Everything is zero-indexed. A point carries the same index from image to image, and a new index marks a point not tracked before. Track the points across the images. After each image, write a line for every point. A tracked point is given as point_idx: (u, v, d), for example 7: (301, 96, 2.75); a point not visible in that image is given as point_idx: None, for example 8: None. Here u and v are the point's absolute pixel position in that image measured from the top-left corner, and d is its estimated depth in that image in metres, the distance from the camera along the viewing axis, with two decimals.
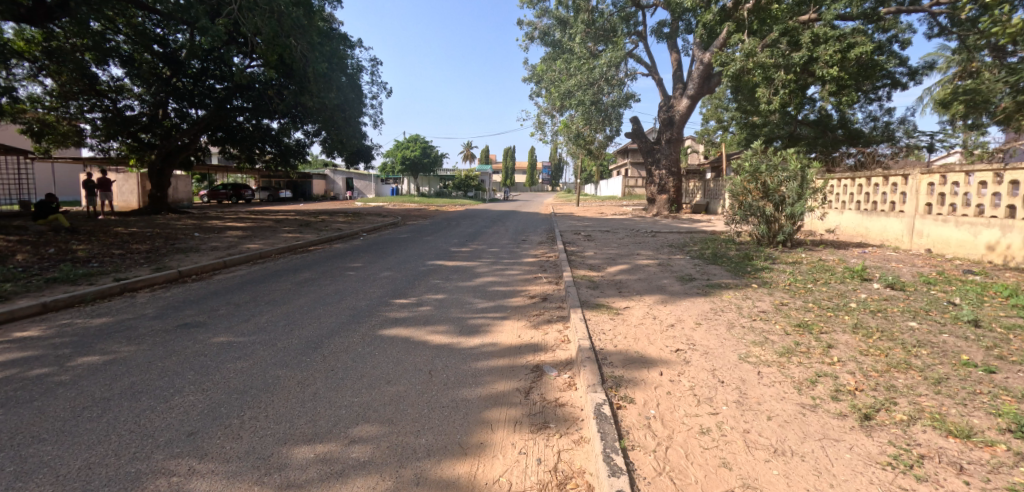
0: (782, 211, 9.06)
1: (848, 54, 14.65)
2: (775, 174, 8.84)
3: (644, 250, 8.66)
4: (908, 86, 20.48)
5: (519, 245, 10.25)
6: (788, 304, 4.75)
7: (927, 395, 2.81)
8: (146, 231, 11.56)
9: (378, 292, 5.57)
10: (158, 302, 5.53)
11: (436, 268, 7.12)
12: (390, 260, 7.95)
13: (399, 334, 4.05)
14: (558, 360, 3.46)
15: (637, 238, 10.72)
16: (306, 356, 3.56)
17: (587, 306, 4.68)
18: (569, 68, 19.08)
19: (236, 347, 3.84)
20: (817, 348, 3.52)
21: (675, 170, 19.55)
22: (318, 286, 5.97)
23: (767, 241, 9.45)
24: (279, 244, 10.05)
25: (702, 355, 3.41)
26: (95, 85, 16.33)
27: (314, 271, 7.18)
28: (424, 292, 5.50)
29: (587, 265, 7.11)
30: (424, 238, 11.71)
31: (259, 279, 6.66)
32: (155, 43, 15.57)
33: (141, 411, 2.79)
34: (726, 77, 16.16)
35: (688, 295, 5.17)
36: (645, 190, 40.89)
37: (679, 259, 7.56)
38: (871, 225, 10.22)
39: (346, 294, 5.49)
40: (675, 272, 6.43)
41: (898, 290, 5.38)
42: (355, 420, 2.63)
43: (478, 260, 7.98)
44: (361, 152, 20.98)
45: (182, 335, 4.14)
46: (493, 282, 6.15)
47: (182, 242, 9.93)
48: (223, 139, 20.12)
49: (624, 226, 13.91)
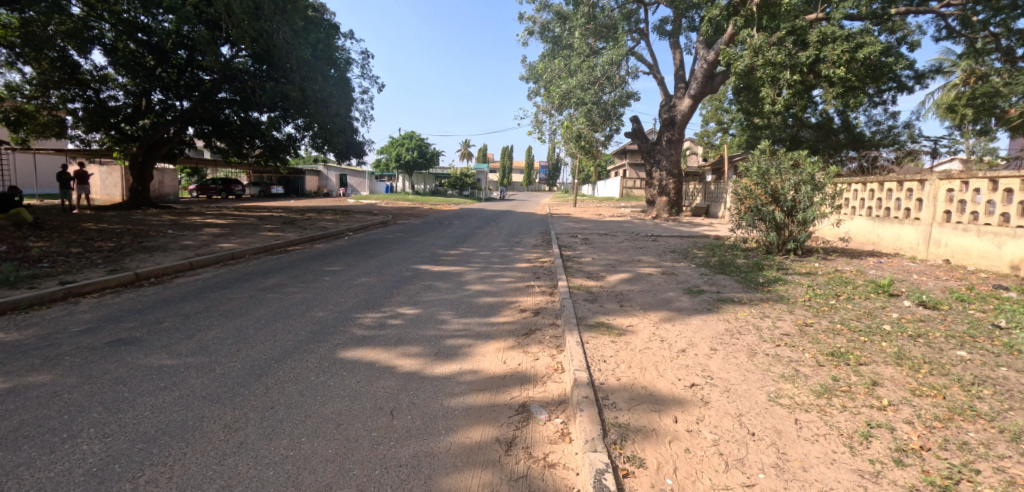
0: (792, 218, 8.47)
1: (856, 55, 14.15)
2: (786, 178, 8.29)
3: (646, 257, 8.05)
4: (913, 90, 20.01)
5: (513, 248, 9.63)
6: (813, 325, 4.15)
7: (1013, 458, 2.20)
8: (119, 227, 10.90)
9: (350, 303, 4.96)
10: (102, 311, 4.89)
11: (419, 274, 6.48)
12: (372, 263, 7.32)
13: (363, 358, 3.43)
14: (549, 397, 2.87)
15: (638, 243, 10.09)
16: (244, 387, 2.94)
17: (584, 325, 4.07)
18: (568, 65, 18.54)
19: (165, 373, 3.20)
20: (860, 387, 2.93)
21: (676, 172, 18.95)
22: (284, 294, 5.34)
23: (777, 249, 8.89)
24: (255, 243, 9.40)
25: (723, 393, 2.83)
26: (77, 75, 15.28)
27: (285, 274, 6.52)
28: (402, 304, 4.88)
29: (585, 273, 6.49)
30: (413, 239, 11.05)
31: (222, 284, 6.02)
32: (139, 32, 14.52)
33: (13, 466, 2.17)
34: (734, 75, 15.41)
35: (699, 312, 4.56)
36: (643, 192, 40.36)
37: (684, 268, 6.94)
38: (883, 232, 9.69)
39: (313, 304, 4.87)
40: (682, 283, 5.83)
41: (932, 309, 4.78)
42: (283, 487, 2.01)
43: (466, 264, 7.36)
44: (352, 147, 20.32)
45: (109, 356, 3.50)
46: (481, 291, 5.55)
47: (151, 240, 9.25)
48: (210, 133, 19.51)
49: (624, 229, 13.32)
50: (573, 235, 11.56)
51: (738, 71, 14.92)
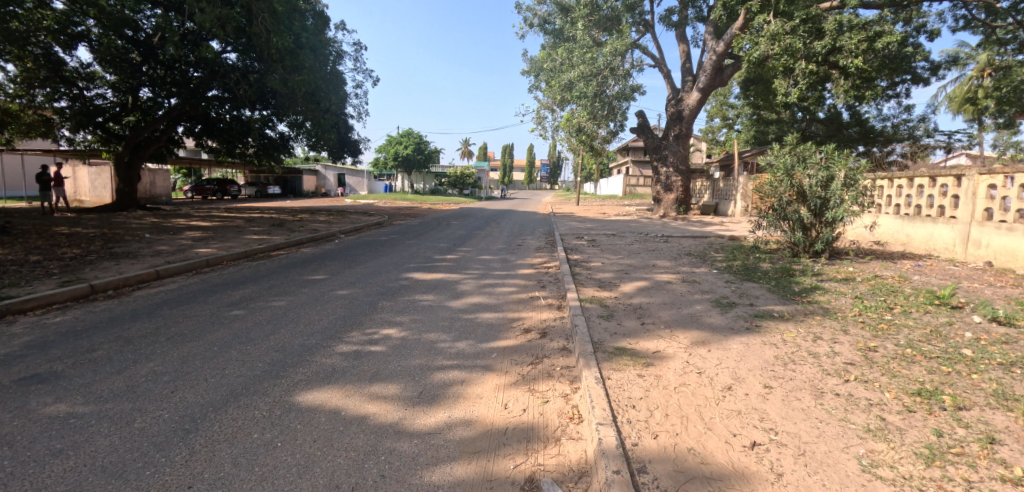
0: (819, 217, 7.75)
1: (874, 44, 13.64)
2: (813, 173, 7.59)
3: (661, 261, 7.30)
4: (929, 82, 19.23)
5: (515, 251, 8.89)
6: (879, 352, 3.40)
7: None
8: (95, 231, 10.23)
9: (325, 322, 4.24)
10: (35, 332, 4.19)
11: (410, 284, 5.73)
12: (359, 271, 6.60)
13: (326, 403, 2.72)
14: (564, 466, 2.15)
15: (649, 245, 9.34)
16: (164, 453, 2.24)
17: (602, 353, 3.34)
18: (570, 58, 17.79)
19: (67, 429, 2.49)
20: (977, 447, 2.20)
21: (684, 168, 18.15)
22: (250, 311, 4.62)
23: (803, 252, 8.12)
24: (235, 248, 8.66)
25: (796, 459, 2.12)
26: (63, 72, 14.54)
27: (259, 285, 5.81)
28: (385, 323, 4.15)
29: (595, 282, 5.76)
30: (407, 242, 10.33)
31: (184, 297, 5.30)
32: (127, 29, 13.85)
33: None
34: (748, 63, 14.53)
35: (738, 332, 3.81)
36: (647, 189, 39.61)
37: (706, 274, 6.20)
38: (913, 231, 8.94)
39: (281, 325, 4.15)
40: (707, 294, 5.09)
41: (1011, 327, 4.01)
42: None
43: (463, 271, 6.63)
44: (347, 146, 19.60)
45: (9, 401, 2.80)
46: (478, 305, 4.82)
47: (123, 246, 8.53)
48: (201, 134, 18.94)
49: (632, 229, 12.59)
50: (578, 236, 10.86)
51: (753, 59, 14.01)
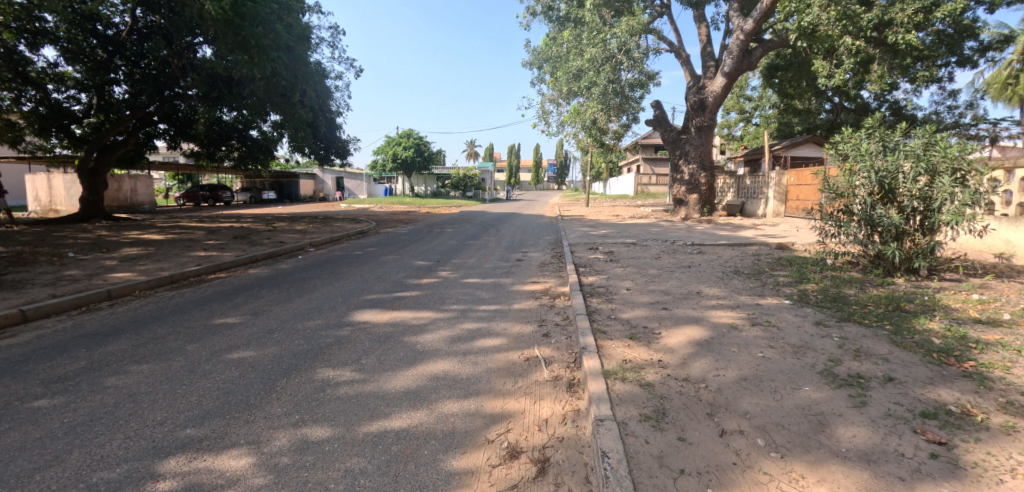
0: (914, 221, 5.79)
1: (929, 17, 11.78)
2: (911, 164, 5.63)
3: (707, 286, 5.38)
4: (977, 65, 17.09)
5: (513, 269, 7.09)
6: None
7: None
8: (13, 249, 8.52)
9: (164, 431, 2.44)
10: None
11: (352, 334, 3.93)
12: (296, 307, 4.86)
13: None
14: None
15: (681, 258, 7.45)
16: None
17: None
18: (579, 43, 15.92)
19: None
20: None
21: (708, 164, 15.99)
22: (66, 401, 2.82)
23: (892, 268, 6.05)
24: (161, 271, 6.90)
25: None
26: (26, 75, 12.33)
27: (138, 337, 4.04)
28: (258, 438, 2.33)
29: (624, 329, 3.86)
30: (384, 257, 8.54)
31: (9, 361, 3.56)
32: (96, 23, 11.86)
33: None
34: (795, 32, 11.69)
35: (925, 472, 1.93)
36: (658, 189, 37.74)
37: (782, 312, 4.27)
38: (1017, 236, 6.75)
39: (82, 441, 2.37)
40: (807, 356, 3.17)
41: None
42: None
43: (435, 308, 4.78)
44: (334, 146, 17.94)
45: None
46: (437, 383, 2.97)
47: (20, 271, 6.78)
48: (178, 135, 17.13)
49: (652, 236, 10.77)
50: (591, 247, 9.09)
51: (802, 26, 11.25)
